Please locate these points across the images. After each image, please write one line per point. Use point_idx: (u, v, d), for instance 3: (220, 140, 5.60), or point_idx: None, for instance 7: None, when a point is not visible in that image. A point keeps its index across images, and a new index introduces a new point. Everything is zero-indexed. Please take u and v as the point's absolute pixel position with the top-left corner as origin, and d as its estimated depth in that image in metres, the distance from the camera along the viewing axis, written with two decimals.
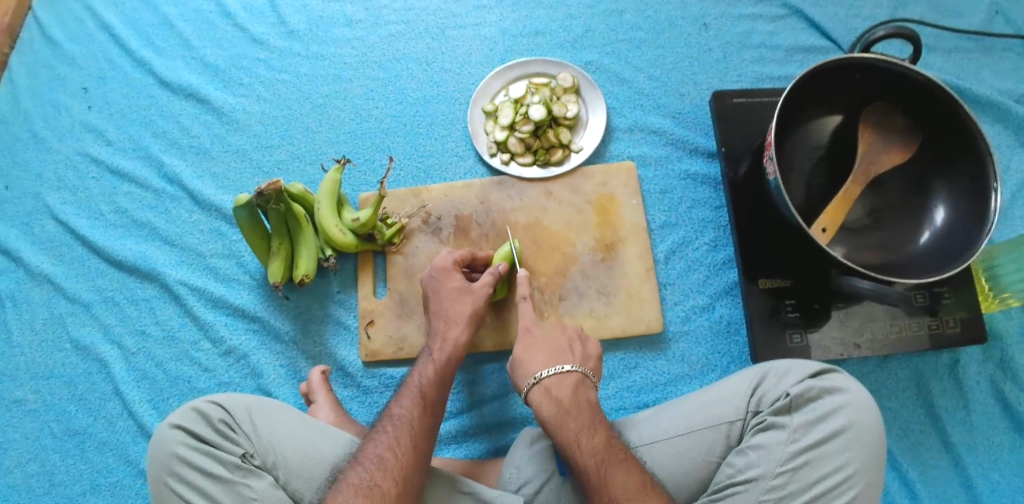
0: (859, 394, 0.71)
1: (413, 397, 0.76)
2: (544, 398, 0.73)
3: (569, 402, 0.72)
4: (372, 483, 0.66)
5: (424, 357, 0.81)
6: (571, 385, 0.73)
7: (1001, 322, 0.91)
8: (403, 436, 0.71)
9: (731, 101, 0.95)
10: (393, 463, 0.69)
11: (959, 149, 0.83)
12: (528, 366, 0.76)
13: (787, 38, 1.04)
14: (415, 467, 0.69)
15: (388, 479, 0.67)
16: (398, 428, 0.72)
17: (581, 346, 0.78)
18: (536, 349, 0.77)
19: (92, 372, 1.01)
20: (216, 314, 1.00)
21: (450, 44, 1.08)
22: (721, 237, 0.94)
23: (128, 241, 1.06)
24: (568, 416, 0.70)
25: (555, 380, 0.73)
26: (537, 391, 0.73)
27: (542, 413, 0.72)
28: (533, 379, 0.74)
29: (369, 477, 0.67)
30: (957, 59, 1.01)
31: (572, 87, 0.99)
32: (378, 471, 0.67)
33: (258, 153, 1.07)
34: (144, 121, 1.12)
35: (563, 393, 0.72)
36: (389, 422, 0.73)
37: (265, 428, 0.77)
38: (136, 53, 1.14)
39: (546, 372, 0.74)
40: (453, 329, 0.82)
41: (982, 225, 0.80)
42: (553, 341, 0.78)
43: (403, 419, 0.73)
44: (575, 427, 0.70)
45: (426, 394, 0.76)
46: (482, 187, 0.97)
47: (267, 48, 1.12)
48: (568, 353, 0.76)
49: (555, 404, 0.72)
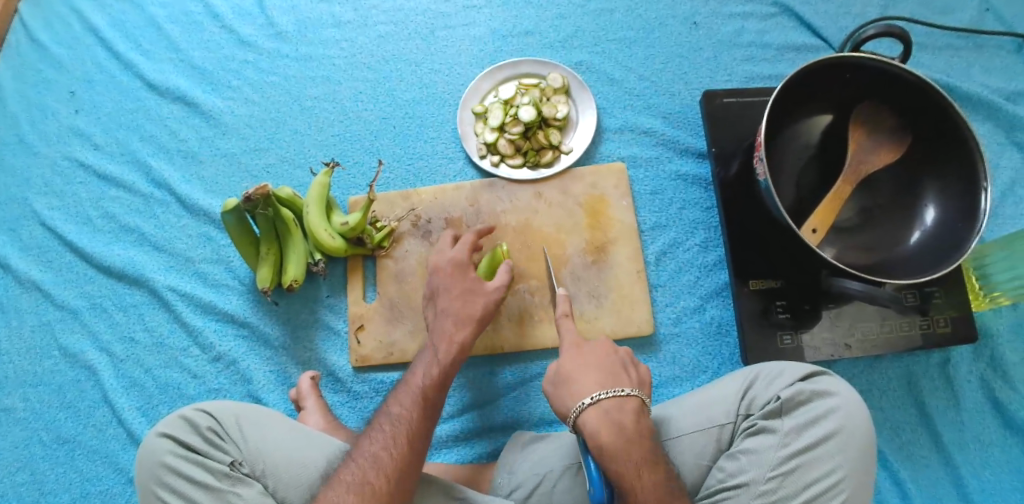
0: (849, 398, 0.71)
1: (411, 396, 0.74)
2: (606, 426, 0.67)
3: (632, 428, 0.68)
4: (364, 480, 0.66)
5: (426, 358, 0.80)
6: (633, 412, 0.69)
7: (992, 320, 0.91)
8: (399, 435, 0.70)
9: (721, 101, 0.94)
10: (388, 460, 0.68)
11: (949, 149, 0.83)
12: (579, 388, 0.71)
13: (778, 37, 1.03)
14: (411, 466, 0.68)
15: (382, 477, 0.66)
16: (394, 427, 0.71)
17: (635, 370, 0.74)
18: (588, 366, 0.73)
19: (81, 379, 1.01)
20: (205, 320, 1.00)
21: (440, 44, 1.07)
22: (711, 238, 0.94)
23: (116, 247, 1.05)
24: (632, 446, 0.66)
25: (613, 402, 0.69)
26: (594, 412, 0.68)
27: (601, 438, 0.66)
28: (590, 400, 0.68)
29: (362, 473, 0.67)
30: (948, 57, 1.01)
31: (562, 88, 0.98)
32: (373, 468, 0.67)
33: (246, 157, 1.06)
34: (132, 125, 1.11)
35: (624, 419, 0.68)
36: (387, 421, 0.72)
37: (255, 435, 0.76)
38: (124, 56, 1.13)
39: (604, 394, 0.69)
40: (460, 331, 0.80)
41: (971, 225, 0.80)
42: (607, 363, 0.73)
43: (400, 419, 0.72)
44: (638, 458, 0.66)
45: (426, 395, 0.74)
46: (472, 189, 0.96)
47: (255, 49, 1.11)
48: (624, 377, 0.72)
49: (617, 431, 0.67)
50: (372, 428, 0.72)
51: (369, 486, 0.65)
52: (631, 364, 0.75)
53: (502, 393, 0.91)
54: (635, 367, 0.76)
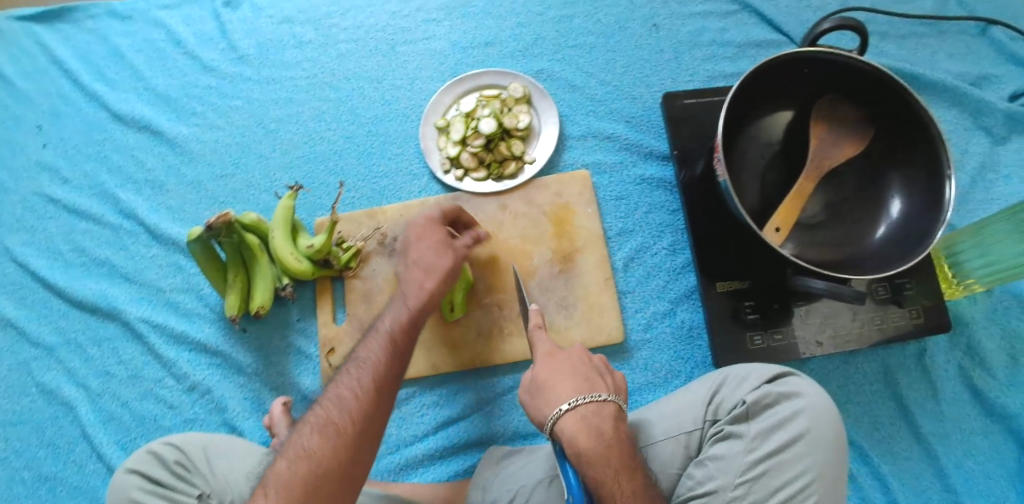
0: (817, 397, 0.70)
1: (377, 337, 0.72)
2: (584, 431, 0.66)
3: (610, 433, 0.67)
4: (328, 421, 0.65)
5: (396, 301, 0.77)
6: (611, 417, 0.68)
7: (967, 308, 0.90)
8: (365, 376, 0.68)
9: (682, 103, 0.94)
10: (354, 400, 0.66)
11: (911, 138, 0.82)
12: (554, 395, 0.70)
13: (738, 34, 1.03)
14: (377, 407, 0.67)
15: (348, 416, 0.65)
16: (361, 368, 0.69)
17: (611, 377, 0.74)
18: (562, 375, 0.71)
19: (60, 415, 1.01)
20: (178, 350, 1.00)
21: (401, 60, 1.07)
22: (678, 241, 0.93)
23: (88, 281, 1.05)
24: (610, 451, 0.65)
25: (592, 407, 0.68)
26: (571, 418, 0.67)
27: (579, 443, 0.65)
28: (566, 406, 0.68)
29: (326, 414, 0.66)
30: (912, 45, 1.00)
31: (523, 97, 0.98)
32: (340, 408, 0.66)
33: (213, 184, 1.06)
34: (99, 157, 1.11)
35: (603, 424, 0.67)
36: (353, 364, 0.70)
37: (222, 464, 0.76)
38: (88, 87, 1.13)
39: (581, 399, 0.68)
40: (429, 278, 0.78)
41: (937, 214, 0.79)
42: (581, 370, 0.72)
43: (367, 360, 0.70)
44: (616, 464, 0.65)
45: (395, 338, 0.72)
46: (437, 204, 0.96)
47: (218, 74, 1.11)
48: (600, 383, 0.71)
49: (596, 436, 0.66)
50: (341, 369, 0.70)
51: (334, 425, 0.64)
52: (607, 371, 0.75)
53: (476, 409, 0.91)
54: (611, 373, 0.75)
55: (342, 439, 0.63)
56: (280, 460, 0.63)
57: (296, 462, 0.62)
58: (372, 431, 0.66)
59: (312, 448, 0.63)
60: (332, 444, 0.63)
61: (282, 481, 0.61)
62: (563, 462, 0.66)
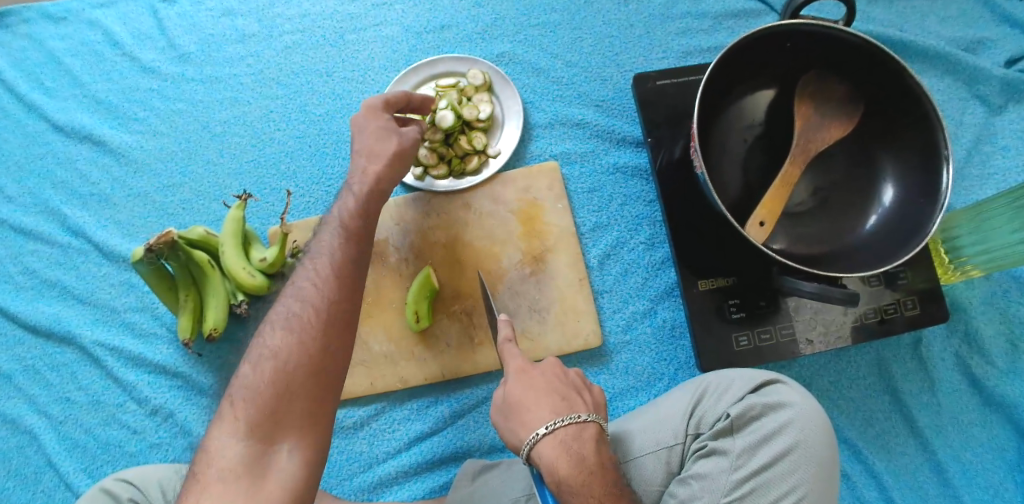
0: (802, 406, 0.65)
1: (335, 227, 0.69)
2: (563, 457, 0.59)
3: (594, 459, 0.59)
4: (291, 315, 0.62)
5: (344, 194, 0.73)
6: (593, 440, 0.61)
7: (964, 293, 0.84)
8: (322, 268, 0.65)
9: (655, 84, 0.86)
10: (316, 293, 0.63)
11: (907, 116, 0.75)
12: (529, 418, 0.61)
13: (713, 4, 0.94)
14: (338, 293, 0.64)
15: (307, 311, 0.62)
16: (318, 260, 0.66)
17: (589, 391, 0.66)
18: (537, 394, 0.63)
19: (24, 444, 0.96)
20: (138, 373, 0.95)
21: (351, 50, 0.99)
22: (657, 234, 0.87)
23: (39, 305, 0.99)
24: (595, 480, 0.58)
25: (571, 431, 0.60)
26: (550, 443, 0.59)
27: (560, 470, 0.58)
28: (544, 430, 0.59)
29: (288, 309, 0.63)
30: (899, 9, 0.91)
31: (483, 85, 0.90)
32: (298, 303, 0.63)
33: (161, 195, 0.99)
34: (42, 171, 1.04)
35: (585, 449, 0.59)
36: (308, 258, 0.67)
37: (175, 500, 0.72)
38: (25, 96, 1.05)
39: (558, 422, 0.60)
40: (375, 165, 0.73)
41: (933, 200, 0.72)
42: (558, 386, 0.64)
43: (323, 251, 0.67)
44: (599, 492, 0.58)
45: (350, 226, 0.69)
46: (397, 207, 0.88)
47: (158, 76, 1.03)
48: (579, 401, 0.63)
49: (578, 463, 0.58)
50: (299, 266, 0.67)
51: (297, 323, 0.62)
52: (584, 385, 0.67)
53: (451, 422, 0.86)
54: (588, 386, 0.67)
55: (306, 337, 0.61)
56: (246, 368, 0.61)
57: (262, 365, 0.60)
58: (335, 320, 0.63)
59: (275, 350, 0.61)
60: (294, 339, 0.61)
61: (253, 385, 0.59)
62: (542, 486, 0.60)
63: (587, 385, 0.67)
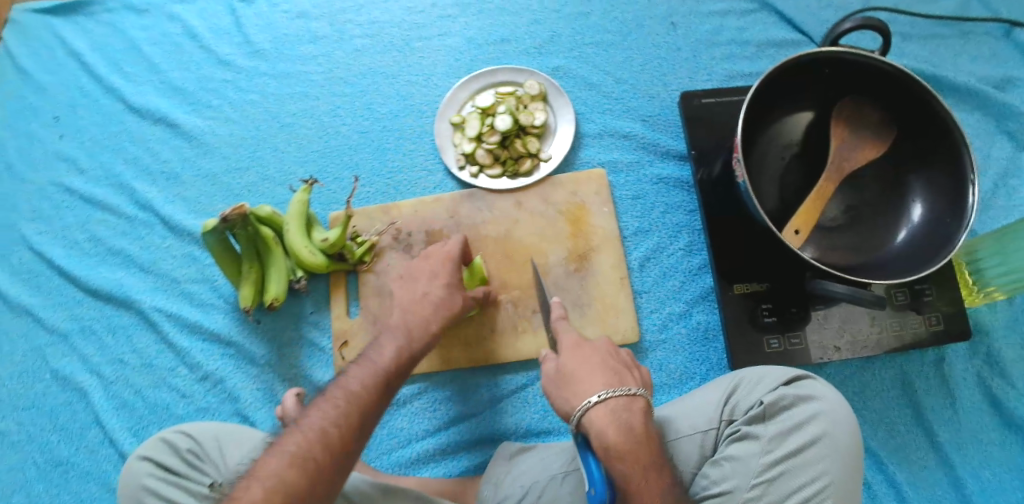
0: (831, 402, 0.69)
1: (370, 367, 0.71)
2: (612, 424, 0.63)
3: (641, 429, 0.64)
4: (309, 455, 0.60)
5: (391, 334, 0.76)
6: (640, 412, 0.65)
7: (988, 317, 0.88)
8: (352, 412, 0.65)
9: (698, 102, 0.93)
10: (337, 437, 0.62)
11: (935, 142, 0.80)
12: (581, 388, 0.67)
13: (757, 34, 1.01)
14: (357, 445, 0.64)
15: (343, 431, 0.63)
16: (350, 404, 0.65)
17: (638, 371, 0.71)
18: (589, 370, 0.69)
19: (72, 402, 1.01)
20: (191, 340, 1.00)
21: (416, 56, 1.06)
22: (696, 242, 0.93)
23: (103, 271, 1.06)
24: (640, 448, 0.63)
25: (622, 402, 0.65)
26: (600, 412, 0.64)
27: (608, 438, 0.62)
28: (596, 398, 0.64)
29: (304, 442, 0.61)
30: (933, 47, 0.98)
31: (539, 95, 0.97)
32: (351, 401, 0.65)
33: (228, 176, 1.06)
34: (116, 148, 1.11)
35: (633, 420, 0.64)
36: (341, 394, 0.66)
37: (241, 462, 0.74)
38: (106, 80, 1.13)
39: (610, 392, 0.65)
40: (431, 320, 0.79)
41: (960, 220, 0.77)
42: (610, 362, 0.70)
43: (355, 394, 0.66)
44: (646, 461, 0.63)
45: (388, 375, 0.71)
46: (451, 201, 0.96)
47: (233, 68, 1.10)
48: (629, 376, 0.69)
49: (626, 431, 0.63)
50: (350, 366, 0.72)
51: (310, 463, 0.60)
52: (633, 364, 0.72)
53: (490, 405, 0.90)
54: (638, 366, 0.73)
55: (315, 483, 0.59)
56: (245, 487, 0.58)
57: (297, 449, 0.60)
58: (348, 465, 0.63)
59: (299, 455, 0.60)
60: (337, 434, 0.62)
61: None
62: (586, 452, 0.63)
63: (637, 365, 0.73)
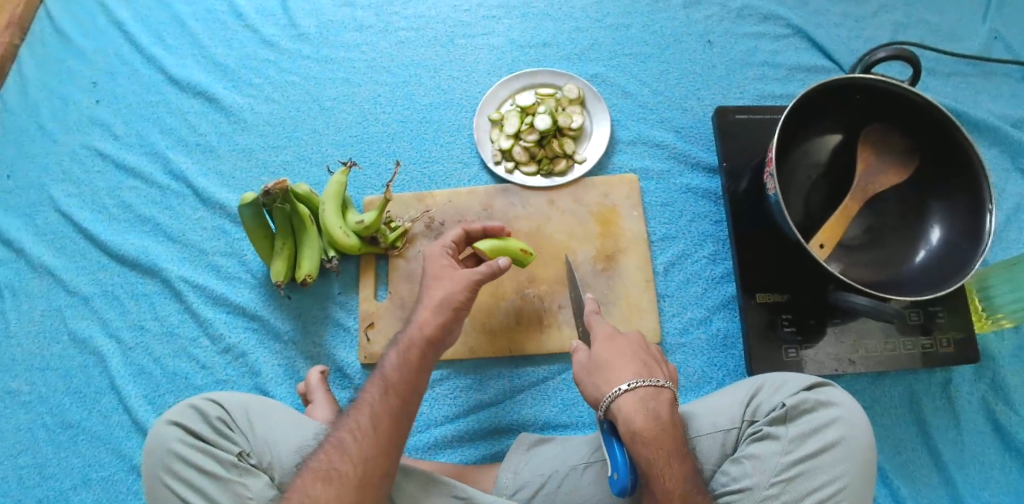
0: (851, 408, 0.70)
1: (379, 378, 0.71)
2: (638, 411, 0.66)
3: (666, 418, 0.66)
4: (331, 466, 0.64)
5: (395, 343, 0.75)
6: (666, 403, 0.68)
7: (994, 344, 0.92)
8: (364, 419, 0.67)
9: (732, 117, 0.97)
10: (358, 448, 0.65)
11: (955, 171, 0.85)
12: (616, 376, 0.70)
13: (789, 58, 1.06)
14: (378, 447, 0.66)
15: (359, 439, 0.66)
16: (360, 412, 0.68)
17: (665, 366, 0.74)
18: (620, 359, 0.71)
19: (89, 364, 0.97)
20: (216, 311, 0.98)
21: (459, 52, 1.09)
22: (720, 251, 0.96)
23: (130, 236, 1.03)
24: (665, 435, 0.65)
25: (649, 393, 0.68)
26: (629, 399, 0.67)
27: (635, 423, 0.65)
28: (626, 386, 0.67)
29: (327, 459, 0.65)
30: (955, 83, 1.03)
31: (577, 98, 1.00)
32: (360, 410, 0.68)
33: (265, 153, 1.07)
34: (152, 117, 1.10)
35: (660, 409, 0.67)
36: (355, 407, 0.69)
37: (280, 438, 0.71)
38: (147, 50, 1.13)
39: (639, 382, 0.68)
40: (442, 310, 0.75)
41: (976, 245, 0.81)
42: (641, 355, 0.72)
43: (368, 403, 0.69)
44: (669, 448, 0.65)
45: (394, 379, 0.70)
46: (486, 194, 0.98)
47: (276, 50, 1.12)
48: (657, 369, 0.72)
49: (651, 418, 0.66)
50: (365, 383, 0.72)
51: (336, 476, 0.63)
52: (662, 360, 0.75)
53: (510, 396, 0.91)
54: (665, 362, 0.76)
55: (342, 491, 0.62)
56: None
57: (320, 464, 0.64)
58: (374, 469, 0.65)
59: (321, 470, 0.64)
60: (353, 443, 0.65)
61: None
62: (611, 439, 0.67)
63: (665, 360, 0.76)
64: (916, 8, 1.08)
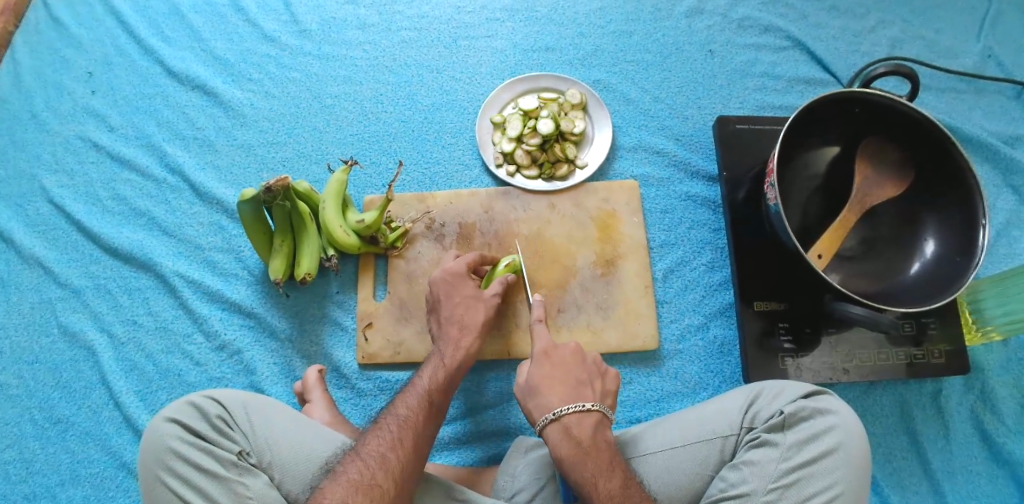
0: (849, 416, 0.71)
1: (416, 396, 0.77)
2: (561, 437, 0.71)
3: (587, 439, 0.71)
4: (373, 480, 0.66)
5: (433, 362, 0.82)
6: (592, 426, 0.72)
7: (984, 356, 0.94)
8: (406, 438, 0.71)
9: (733, 127, 0.98)
10: (397, 462, 0.69)
11: (950, 186, 0.86)
12: (548, 399, 0.74)
13: (788, 69, 1.07)
14: (414, 465, 0.70)
15: (400, 455, 0.70)
16: (403, 429, 0.72)
17: (601, 381, 0.78)
18: (555, 382, 0.75)
19: (79, 359, 0.96)
20: (211, 308, 0.97)
21: (462, 54, 1.09)
22: (718, 259, 0.96)
23: (124, 230, 1.02)
24: (588, 458, 0.69)
25: (575, 417, 0.72)
26: (555, 427, 0.71)
27: (561, 451, 0.70)
28: (551, 416, 0.72)
29: (367, 471, 0.67)
30: (949, 98, 1.06)
31: (579, 104, 1.01)
32: (403, 427, 0.72)
33: (263, 150, 1.05)
34: (148, 110, 1.09)
35: (582, 433, 0.71)
36: (394, 422, 0.73)
37: (282, 439, 0.71)
38: (145, 41, 1.12)
39: (564, 409, 0.72)
40: (466, 337, 0.83)
41: (969, 259, 0.83)
42: (573, 375, 0.76)
43: (408, 420, 0.73)
44: (594, 469, 0.69)
45: (433, 401, 0.77)
46: (487, 196, 0.98)
47: (278, 45, 1.11)
48: (588, 389, 0.75)
49: (574, 444, 0.70)
50: (396, 396, 0.78)
51: (377, 489, 0.66)
52: (601, 374, 0.79)
53: (508, 399, 0.91)
54: (602, 375, 0.79)
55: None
56: None
57: (361, 476, 0.66)
58: (407, 486, 0.69)
59: (363, 482, 0.66)
60: (397, 459, 0.69)
61: None
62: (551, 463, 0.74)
63: (601, 373, 0.79)
64: (913, 24, 1.10)
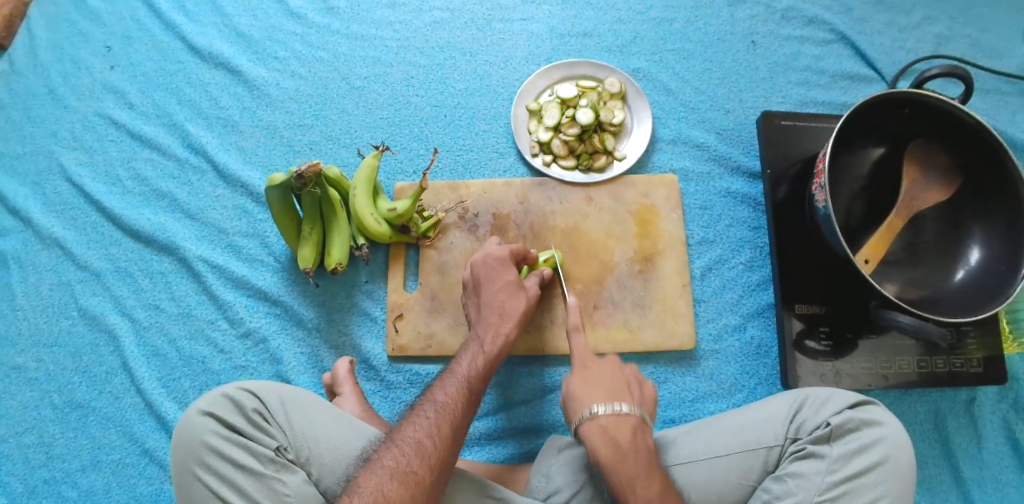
0: (896, 428, 0.70)
1: (457, 381, 0.73)
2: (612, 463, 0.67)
3: (616, 400, 0.71)
4: (408, 468, 0.63)
5: (472, 347, 0.78)
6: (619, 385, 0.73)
7: (1019, 365, 0.92)
8: (443, 424, 0.67)
9: (778, 123, 0.95)
10: (433, 446, 0.66)
11: (998, 192, 0.83)
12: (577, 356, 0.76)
13: (832, 64, 1.04)
14: (450, 454, 0.66)
15: (437, 442, 0.66)
16: (440, 414, 0.68)
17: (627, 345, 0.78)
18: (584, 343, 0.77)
19: (99, 344, 0.93)
20: (236, 294, 0.94)
21: (497, 37, 1.05)
22: (757, 258, 0.95)
23: (144, 211, 0.98)
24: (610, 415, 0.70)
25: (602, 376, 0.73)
26: (582, 383, 0.73)
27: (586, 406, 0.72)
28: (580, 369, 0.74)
29: (403, 460, 0.64)
30: (994, 100, 1.03)
31: (619, 93, 0.98)
32: (440, 412, 0.68)
33: (290, 132, 1.02)
34: (170, 87, 1.04)
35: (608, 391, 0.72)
36: (430, 407, 0.69)
37: (319, 437, 0.69)
38: (166, 15, 1.07)
39: (593, 365, 0.74)
40: (506, 323, 0.79)
41: (1016, 269, 0.80)
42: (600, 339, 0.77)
43: (446, 404, 0.70)
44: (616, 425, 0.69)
45: (472, 386, 0.72)
46: (522, 186, 0.96)
47: (305, 22, 1.07)
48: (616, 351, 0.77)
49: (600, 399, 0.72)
50: (434, 379, 0.74)
51: (412, 479, 0.63)
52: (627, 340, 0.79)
53: (541, 397, 0.89)
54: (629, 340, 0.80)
55: (416, 494, 0.62)
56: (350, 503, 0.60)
57: (397, 464, 0.64)
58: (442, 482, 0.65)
59: (400, 471, 0.63)
60: (433, 447, 0.65)
61: None
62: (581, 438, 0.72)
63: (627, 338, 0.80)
64: (958, 21, 1.07)
